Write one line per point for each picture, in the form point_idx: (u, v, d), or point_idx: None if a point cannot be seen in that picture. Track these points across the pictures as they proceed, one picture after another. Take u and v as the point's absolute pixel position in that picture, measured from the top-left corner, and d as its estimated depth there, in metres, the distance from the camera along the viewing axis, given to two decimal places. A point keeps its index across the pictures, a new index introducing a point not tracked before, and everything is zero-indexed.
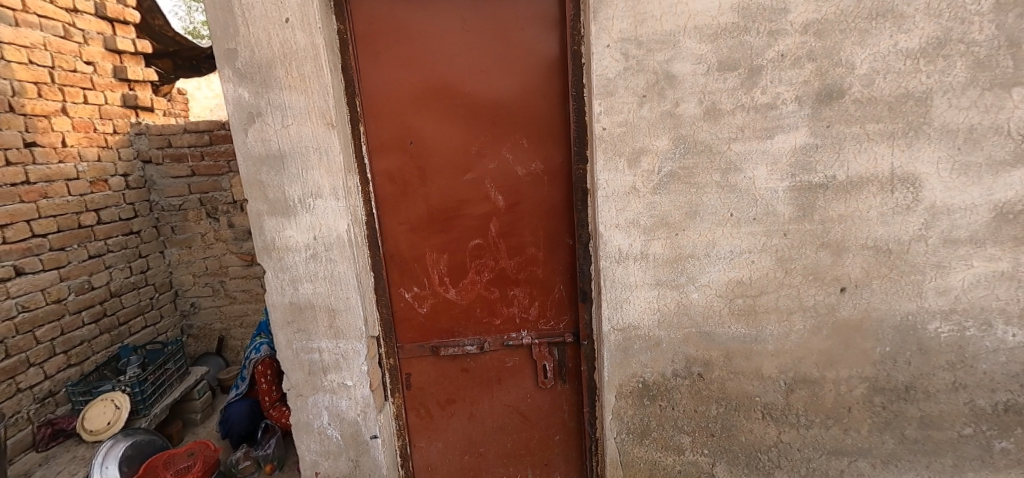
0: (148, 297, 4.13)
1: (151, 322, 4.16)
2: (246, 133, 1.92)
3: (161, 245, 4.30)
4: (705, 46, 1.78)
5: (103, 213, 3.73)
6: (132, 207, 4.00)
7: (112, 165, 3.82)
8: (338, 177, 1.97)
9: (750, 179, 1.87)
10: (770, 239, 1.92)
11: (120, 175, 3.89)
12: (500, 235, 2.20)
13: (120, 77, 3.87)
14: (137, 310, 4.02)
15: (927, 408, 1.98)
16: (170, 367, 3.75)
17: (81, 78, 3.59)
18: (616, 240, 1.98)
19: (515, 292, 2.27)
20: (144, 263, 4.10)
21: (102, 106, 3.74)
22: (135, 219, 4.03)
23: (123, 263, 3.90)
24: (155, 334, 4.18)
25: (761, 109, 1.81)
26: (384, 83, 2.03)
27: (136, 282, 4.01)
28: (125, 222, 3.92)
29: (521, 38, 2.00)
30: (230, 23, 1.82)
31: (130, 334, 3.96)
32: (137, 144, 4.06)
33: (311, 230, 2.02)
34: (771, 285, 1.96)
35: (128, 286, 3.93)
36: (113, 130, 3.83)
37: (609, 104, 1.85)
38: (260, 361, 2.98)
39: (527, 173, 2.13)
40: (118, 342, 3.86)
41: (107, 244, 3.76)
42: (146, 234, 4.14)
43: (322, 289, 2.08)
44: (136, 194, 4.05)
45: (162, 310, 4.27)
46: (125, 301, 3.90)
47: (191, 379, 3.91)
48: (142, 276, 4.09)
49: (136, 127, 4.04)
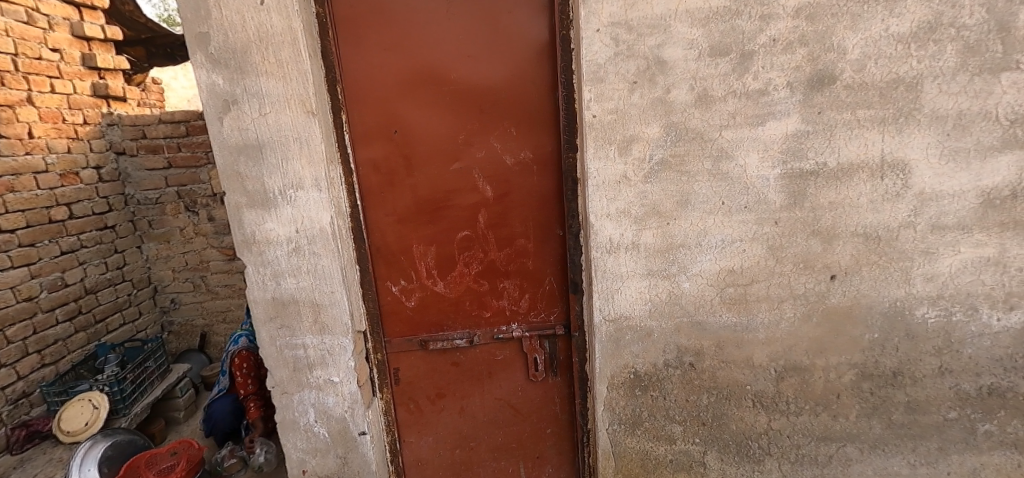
0: (125, 294, 4.00)
1: (129, 319, 4.04)
2: (221, 122, 1.83)
3: (138, 240, 4.16)
4: (696, 30, 1.74)
5: (75, 208, 3.58)
6: (106, 201, 3.85)
7: (84, 156, 3.67)
8: (321, 167, 1.89)
9: (741, 167, 1.85)
10: (761, 227, 1.90)
11: (92, 167, 3.74)
12: (489, 227, 2.15)
13: (89, 65, 3.69)
14: (115, 307, 3.90)
15: (914, 393, 2.01)
16: (149, 365, 3.64)
17: (47, 66, 3.41)
18: (607, 230, 1.95)
19: (505, 284, 2.23)
20: (120, 259, 3.96)
21: (71, 95, 3.57)
22: (109, 213, 3.88)
23: (98, 258, 3.76)
24: (134, 332, 4.06)
25: (753, 96, 1.77)
26: (367, 69, 1.95)
27: (112, 278, 3.88)
28: (98, 217, 3.78)
29: (509, 22, 1.94)
30: (201, 5, 1.72)
31: (108, 332, 3.84)
32: (109, 135, 3.90)
33: (293, 223, 1.94)
34: (762, 274, 1.95)
35: (103, 283, 3.79)
36: (83, 121, 3.67)
37: (600, 90, 1.81)
38: (236, 352, 2.92)
39: (516, 162, 2.08)
40: (95, 340, 3.73)
41: (80, 239, 3.63)
42: (121, 229, 3.99)
43: (306, 283, 2.02)
44: (110, 187, 3.89)
45: (141, 306, 4.15)
46: (101, 299, 3.77)
47: (173, 377, 3.81)
48: (118, 272, 3.95)
49: (108, 117, 3.87)
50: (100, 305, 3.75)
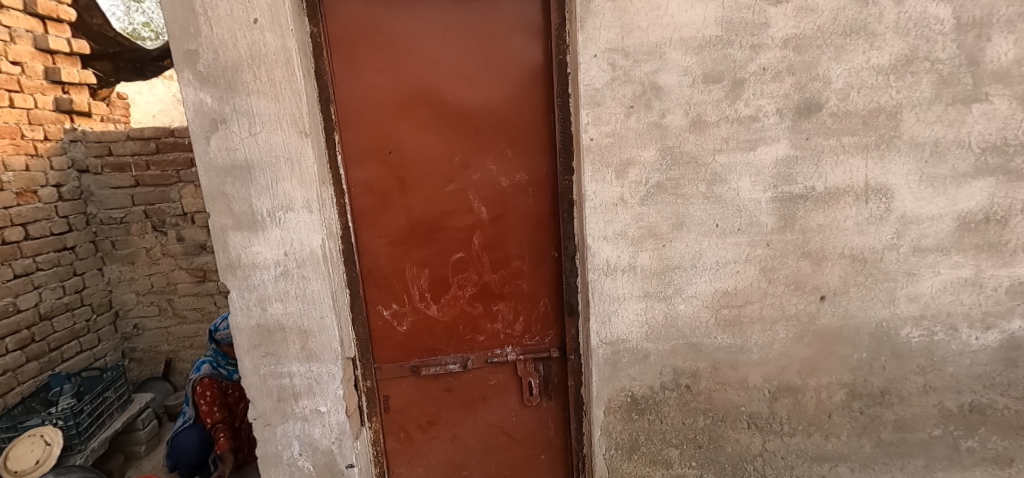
0: (83, 319, 3.75)
1: (86, 346, 3.78)
2: (208, 141, 1.76)
3: (99, 262, 3.93)
4: (690, 58, 1.78)
5: (31, 228, 3.35)
6: (65, 221, 3.64)
7: (43, 174, 3.47)
8: (313, 188, 1.83)
9: (734, 190, 1.89)
10: (754, 249, 1.94)
11: (52, 185, 3.54)
12: (484, 248, 2.12)
13: (53, 79, 3.51)
14: (71, 334, 3.65)
15: (901, 411, 2.05)
16: (109, 394, 3.39)
17: (7, 79, 3.23)
18: (604, 252, 1.96)
19: (500, 307, 2.19)
20: (79, 282, 3.73)
21: (32, 110, 3.38)
22: (68, 234, 3.67)
23: (55, 282, 3.53)
24: (91, 359, 3.80)
25: (744, 122, 1.83)
26: (361, 90, 1.92)
27: (70, 302, 3.63)
28: (57, 238, 3.56)
29: (505, 46, 1.96)
30: (190, 22, 1.66)
31: (62, 360, 3.57)
32: (72, 152, 3.71)
33: (282, 245, 1.87)
34: (755, 295, 1.98)
35: (60, 308, 3.56)
36: (44, 137, 3.47)
37: (597, 114, 1.83)
38: (198, 381, 2.77)
39: (511, 184, 2.07)
40: (48, 370, 3.47)
41: (36, 262, 3.39)
42: (81, 250, 3.77)
43: (294, 308, 1.93)
44: (70, 206, 3.70)
45: (101, 333, 3.90)
46: (57, 325, 3.53)
47: (135, 407, 3.58)
48: (76, 296, 3.71)
49: (71, 133, 3.68)
50: (55, 333, 3.50)
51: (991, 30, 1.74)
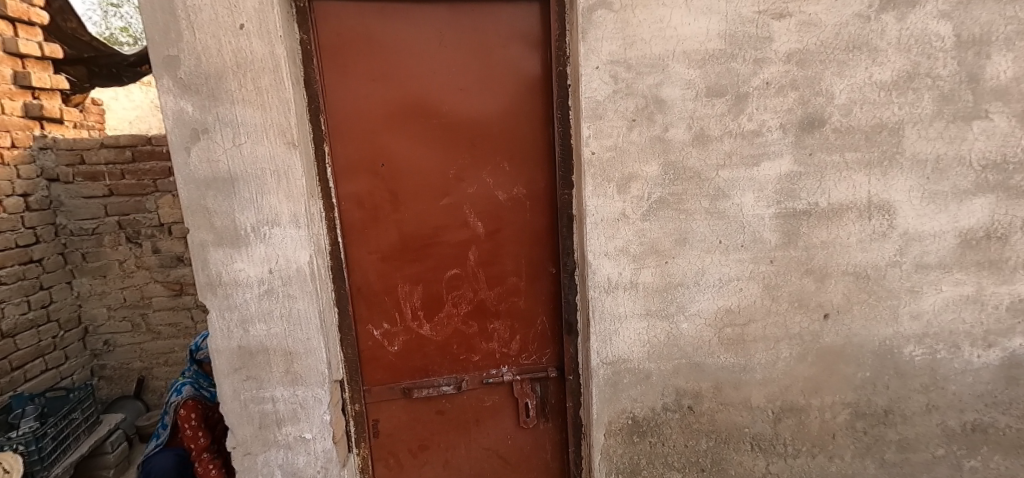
0: (50, 337, 3.52)
1: (53, 365, 3.55)
2: (188, 152, 1.64)
3: (68, 275, 3.72)
4: (693, 71, 1.75)
5: None
6: (32, 232, 3.43)
7: (10, 184, 3.27)
8: (301, 202, 1.74)
9: (737, 206, 1.85)
10: (757, 266, 1.90)
11: (19, 195, 3.33)
12: (479, 264, 2.04)
13: (22, 84, 3.32)
14: (36, 353, 3.40)
15: (905, 431, 2.02)
16: (75, 416, 3.23)
17: None
18: (605, 269, 1.89)
19: (495, 325, 2.11)
20: (46, 296, 3.51)
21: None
22: (36, 246, 3.46)
23: (18, 297, 3.30)
24: (57, 378, 3.57)
25: (748, 136, 1.79)
26: (352, 99, 1.83)
27: (36, 319, 3.41)
28: (23, 250, 3.35)
29: (503, 56, 1.90)
30: (171, 26, 1.55)
31: (26, 380, 3.32)
32: (41, 160, 3.51)
33: (266, 262, 1.76)
34: (758, 313, 1.93)
35: (24, 324, 3.32)
36: (11, 144, 3.27)
37: (598, 127, 1.77)
38: (181, 403, 2.53)
39: (508, 198, 2.00)
40: (9, 390, 3.20)
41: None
42: (49, 263, 3.56)
43: (278, 329, 1.81)
44: (38, 217, 3.49)
45: (68, 350, 3.67)
46: (20, 343, 3.28)
47: (104, 429, 3.42)
48: (43, 311, 3.48)
49: (42, 140, 3.48)
50: (18, 351, 3.24)
51: (990, 48, 1.75)
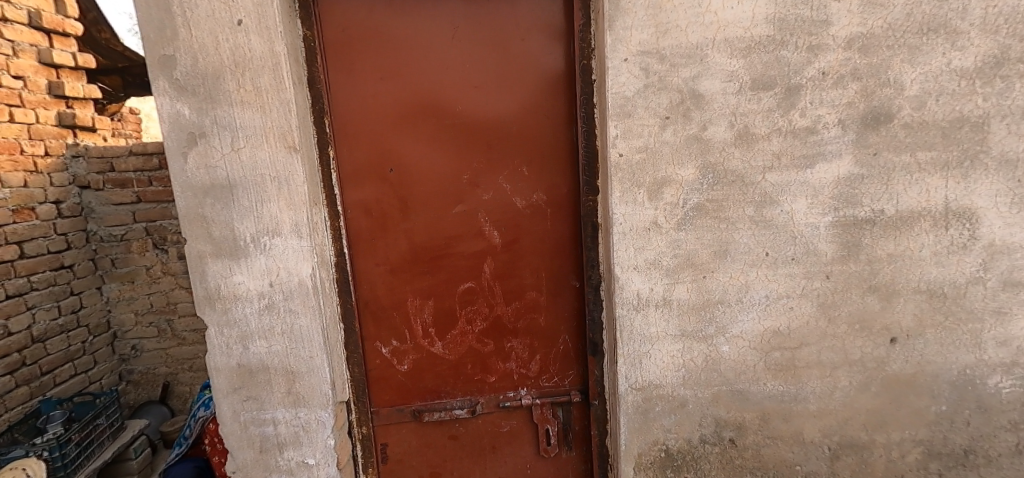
0: (79, 342, 3.54)
1: (82, 369, 3.57)
2: (185, 157, 1.54)
3: (98, 280, 3.73)
4: (736, 61, 1.54)
5: (27, 246, 3.16)
6: (64, 239, 3.45)
7: (42, 191, 3.28)
8: (303, 210, 1.61)
9: (787, 214, 1.62)
10: (810, 282, 1.66)
11: (51, 202, 3.35)
12: (496, 278, 1.88)
13: (56, 93, 3.33)
14: (66, 358, 3.44)
15: (988, 475, 1.74)
16: (100, 422, 3.17)
17: (7, 94, 3.04)
18: (634, 284, 1.70)
19: (513, 343, 1.94)
20: (77, 301, 3.53)
21: (32, 125, 3.19)
22: (67, 252, 3.48)
23: (50, 302, 3.33)
24: (86, 383, 3.58)
25: (800, 134, 1.57)
26: (359, 99, 1.70)
27: (65, 324, 3.43)
28: (54, 255, 3.37)
29: (521, 49, 1.74)
30: (166, 23, 1.45)
31: (54, 385, 3.34)
32: (74, 168, 3.52)
33: (267, 275, 1.64)
34: (811, 336, 1.70)
35: (54, 330, 3.35)
36: (44, 152, 3.28)
37: (627, 126, 1.59)
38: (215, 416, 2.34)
39: (527, 205, 1.83)
40: (39, 395, 3.23)
41: (30, 281, 3.19)
42: (80, 269, 3.58)
43: (279, 346, 1.69)
44: (70, 224, 3.51)
45: (97, 355, 3.68)
46: (50, 348, 3.32)
47: (128, 435, 3.36)
48: (73, 317, 3.51)
49: (73, 148, 3.49)
50: (48, 356, 3.28)
51: None
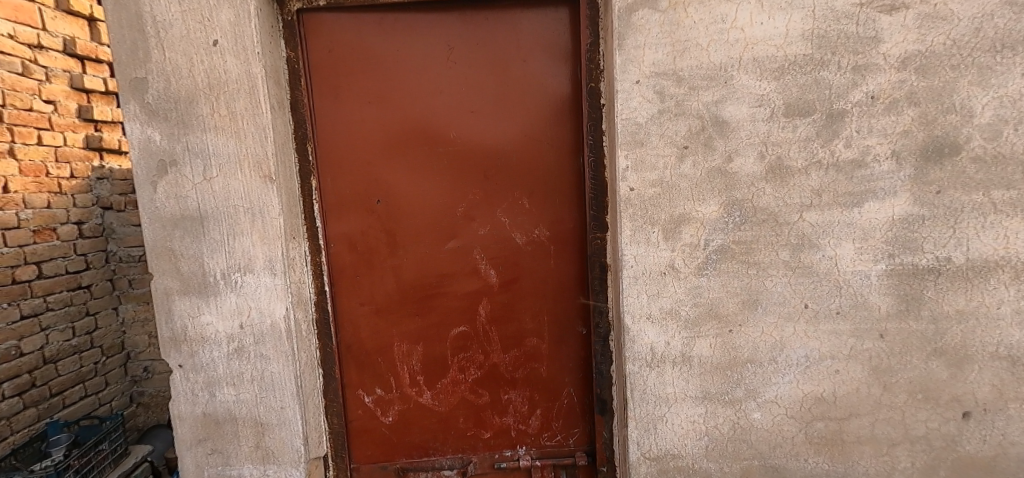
0: (92, 363, 3.04)
1: (92, 391, 3.05)
2: (155, 187, 1.44)
3: (115, 300, 3.22)
4: (766, 84, 1.33)
5: (46, 266, 2.68)
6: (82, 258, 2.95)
7: (64, 213, 2.80)
8: (278, 245, 1.47)
9: (830, 259, 1.38)
10: (860, 341, 1.40)
11: (72, 222, 2.86)
12: (492, 322, 1.68)
13: (87, 117, 2.87)
14: (77, 379, 2.93)
15: None
16: (103, 447, 2.66)
17: (37, 117, 2.58)
18: (647, 337, 1.47)
19: (511, 396, 1.72)
20: (91, 323, 3.03)
21: (60, 148, 2.72)
22: (85, 271, 2.98)
23: (65, 323, 2.84)
24: (94, 406, 3.05)
25: (845, 168, 1.34)
26: (346, 125, 1.57)
27: (79, 345, 2.94)
28: (71, 276, 2.88)
29: (523, 71, 1.58)
30: (139, 45, 1.37)
31: (63, 407, 2.83)
32: (97, 190, 3.02)
33: (237, 316, 1.50)
34: (863, 405, 1.42)
35: (68, 350, 2.86)
36: (70, 175, 2.80)
37: (639, 157, 1.40)
38: None
39: (528, 241, 1.64)
40: (45, 419, 2.73)
41: (47, 302, 2.70)
42: (97, 289, 3.07)
43: (249, 394, 1.53)
44: (89, 243, 3.01)
45: (109, 376, 3.17)
46: (62, 370, 2.82)
47: (129, 463, 2.84)
48: (87, 337, 3.01)
49: (99, 171, 2.99)
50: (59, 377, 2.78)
51: None
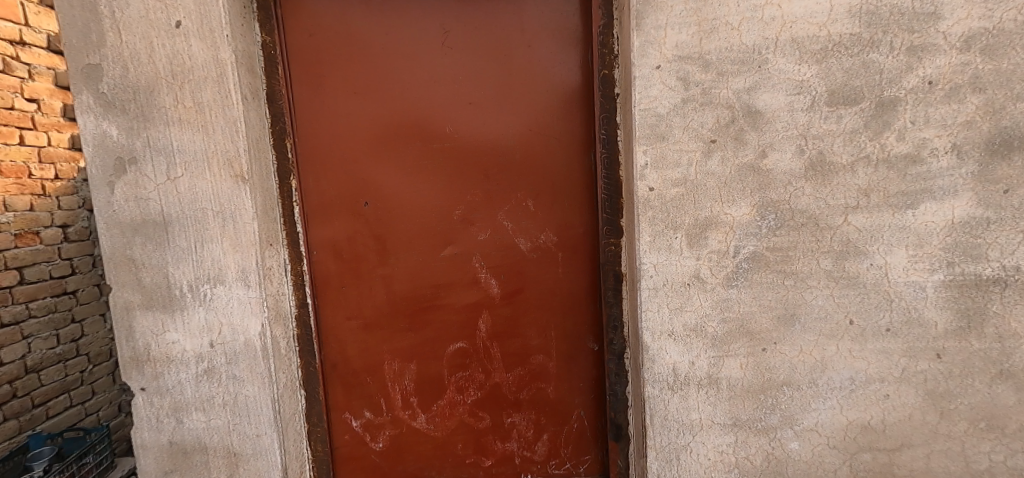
0: (78, 371, 2.64)
1: (78, 400, 2.65)
2: (113, 188, 1.28)
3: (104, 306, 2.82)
4: (807, 68, 1.17)
5: (27, 271, 2.34)
6: (68, 263, 2.58)
7: (50, 216, 2.47)
8: (251, 254, 1.31)
9: (880, 268, 1.21)
10: (914, 362, 1.23)
11: (58, 225, 2.51)
12: (494, 337, 1.51)
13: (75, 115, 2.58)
14: (61, 389, 2.54)
15: None
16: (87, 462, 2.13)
17: (19, 115, 2.30)
18: (669, 357, 1.30)
19: (514, 419, 1.55)
20: (78, 329, 2.63)
21: (45, 148, 2.42)
22: (71, 277, 2.60)
23: (48, 330, 2.47)
24: (81, 416, 2.65)
25: (898, 164, 1.17)
26: (329, 118, 1.41)
27: (65, 353, 2.55)
28: (56, 281, 2.51)
29: (527, 58, 1.41)
30: (92, 27, 1.22)
31: (48, 419, 2.45)
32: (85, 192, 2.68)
33: (206, 333, 1.33)
34: (918, 434, 1.25)
35: (52, 358, 2.48)
36: (57, 177, 2.49)
37: (659, 152, 1.23)
38: None
39: (533, 248, 1.47)
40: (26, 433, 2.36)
41: (28, 309, 2.36)
42: (84, 294, 2.68)
43: (220, 421, 1.36)
44: (76, 247, 2.63)
45: (98, 384, 2.77)
46: (45, 379, 2.44)
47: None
48: (73, 345, 2.61)
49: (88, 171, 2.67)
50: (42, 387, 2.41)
51: None
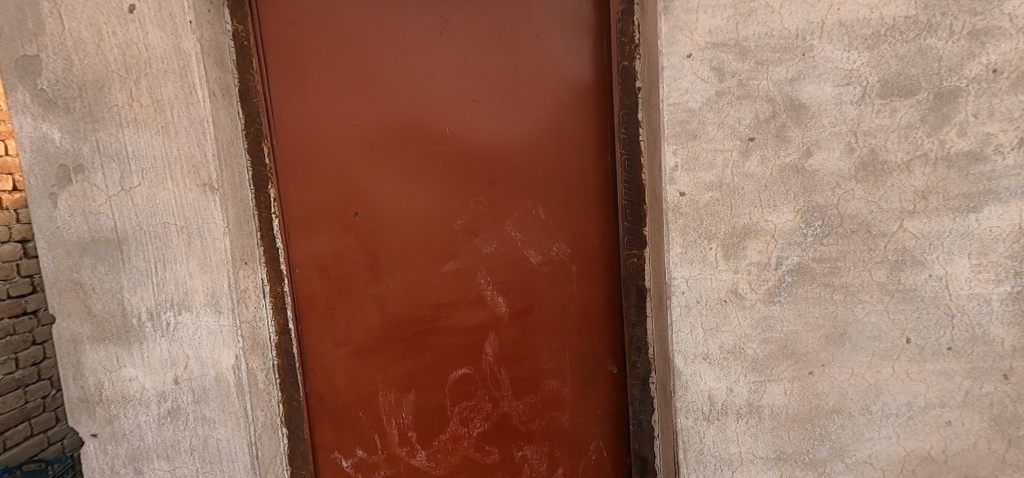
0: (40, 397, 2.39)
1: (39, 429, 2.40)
2: (54, 200, 1.08)
3: None
4: (857, 56, 1.03)
5: None
6: (28, 280, 2.34)
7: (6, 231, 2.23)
8: (223, 275, 1.13)
9: (939, 280, 1.08)
10: (979, 383, 1.10)
11: (15, 240, 2.27)
12: (501, 362, 1.34)
13: None
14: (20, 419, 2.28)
15: None
16: None
17: None
18: (704, 383, 1.15)
19: (526, 453, 1.38)
20: (38, 352, 2.38)
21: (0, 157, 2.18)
22: (32, 295, 2.35)
23: (5, 355, 2.21)
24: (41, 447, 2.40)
25: (959, 163, 1.04)
26: (312, 118, 1.24)
27: (23, 378, 2.30)
28: (15, 300, 2.26)
29: (535, 49, 1.26)
30: (28, 12, 1.04)
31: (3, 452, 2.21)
32: None
33: (169, 368, 1.14)
34: (985, 465, 1.11)
35: (8, 384, 2.23)
36: (14, 188, 2.25)
37: (690, 152, 1.09)
38: None
39: (544, 261, 1.32)
40: None
41: None
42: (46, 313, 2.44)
43: (188, 470, 1.18)
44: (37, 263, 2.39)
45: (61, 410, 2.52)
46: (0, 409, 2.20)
47: None
48: (34, 369, 2.37)
49: None
50: None
51: None
